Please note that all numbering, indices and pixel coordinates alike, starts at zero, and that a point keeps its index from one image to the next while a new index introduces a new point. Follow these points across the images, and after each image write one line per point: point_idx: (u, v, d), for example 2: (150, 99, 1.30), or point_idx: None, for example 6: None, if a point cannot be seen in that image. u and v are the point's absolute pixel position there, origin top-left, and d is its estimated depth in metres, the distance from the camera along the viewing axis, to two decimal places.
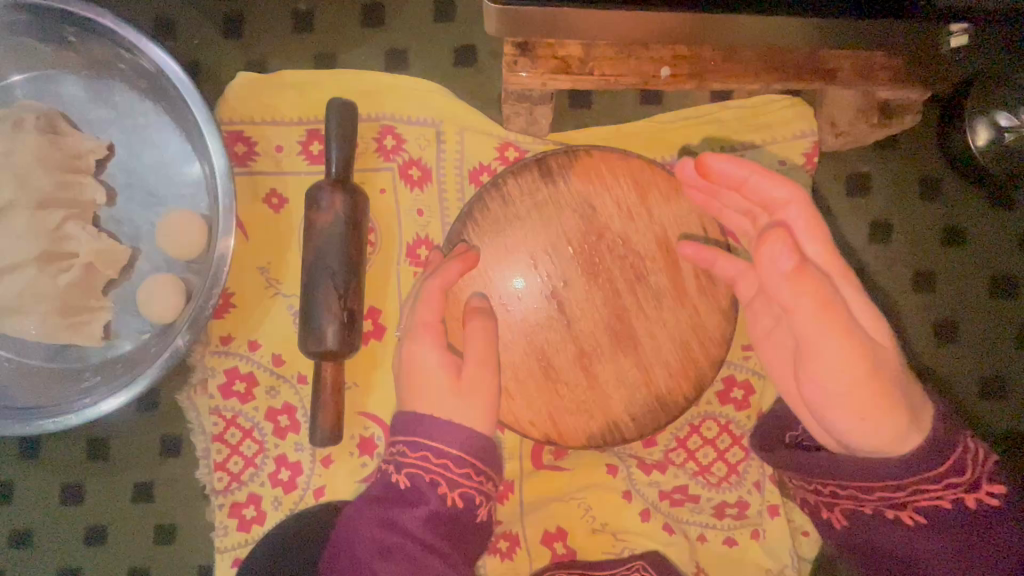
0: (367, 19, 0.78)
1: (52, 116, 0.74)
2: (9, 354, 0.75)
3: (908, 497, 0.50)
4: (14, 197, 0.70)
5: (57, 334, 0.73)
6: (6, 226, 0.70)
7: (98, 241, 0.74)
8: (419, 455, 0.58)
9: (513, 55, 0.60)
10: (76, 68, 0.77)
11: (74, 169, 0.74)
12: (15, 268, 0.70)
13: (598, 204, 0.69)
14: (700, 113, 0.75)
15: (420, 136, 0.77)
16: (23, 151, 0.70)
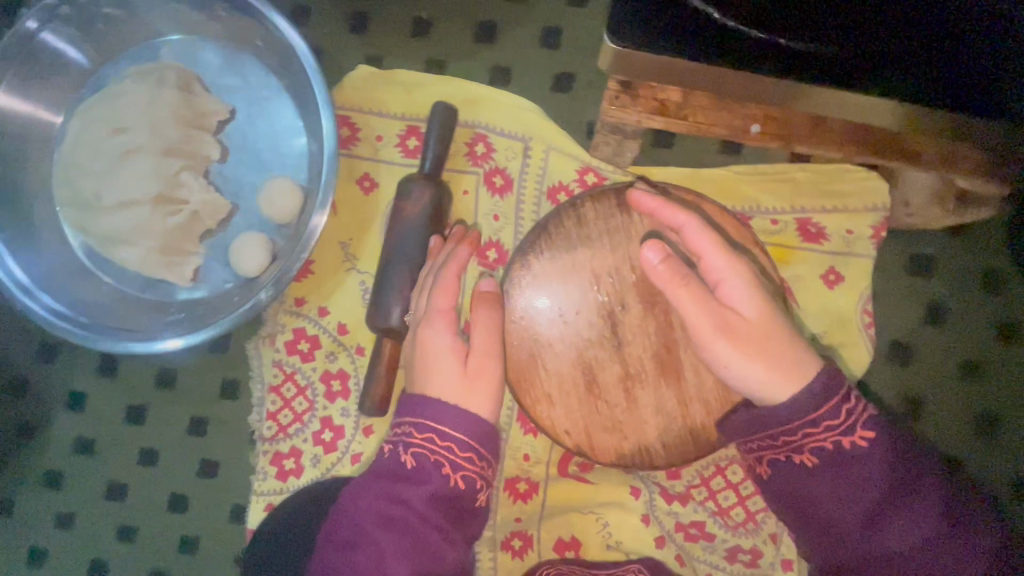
0: (480, 35, 0.84)
1: (189, 77, 0.84)
2: (111, 280, 0.84)
3: (803, 442, 0.57)
4: (146, 143, 0.80)
5: (155, 268, 0.82)
6: (133, 167, 0.79)
7: (206, 193, 0.82)
8: (424, 437, 0.61)
9: (615, 91, 0.64)
10: (217, 38, 0.86)
11: (198, 125, 0.83)
12: (133, 204, 0.80)
13: (666, 238, 0.73)
14: (776, 172, 0.79)
15: (509, 149, 0.83)
16: (161, 105, 0.81)
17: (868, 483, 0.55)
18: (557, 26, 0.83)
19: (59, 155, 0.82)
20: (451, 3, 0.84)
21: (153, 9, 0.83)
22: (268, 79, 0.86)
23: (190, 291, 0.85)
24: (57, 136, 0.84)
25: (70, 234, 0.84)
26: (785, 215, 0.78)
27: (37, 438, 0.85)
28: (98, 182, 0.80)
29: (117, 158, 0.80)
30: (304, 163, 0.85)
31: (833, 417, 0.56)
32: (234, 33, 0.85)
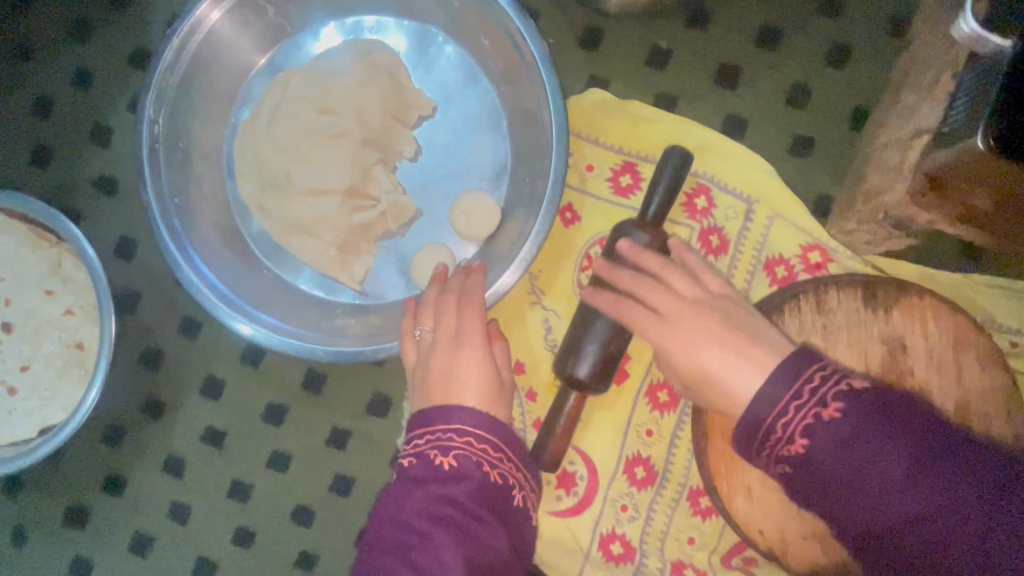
0: (719, 79, 0.77)
1: (398, 64, 0.77)
2: (276, 267, 0.79)
3: (793, 437, 0.51)
4: (347, 129, 0.74)
5: (327, 265, 0.76)
6: (330, 153, 0.74)
7: (397, 193, 0.75)
8: (465, 441, 0.57)
9: (919, 188, 0.59)
10: (434, 26, 0.78)
11: (400, 118, 0.76)
12: (322, 193, 0.74)
13: (910, 346, 0.66)
14: (1021, 289, 0.73)
15: (730, 208, 0.76)
16: (369, 91, 0.74)
17: (870, 463, 0.49)
18: (806, 85, 0.76)
19: (247, 126, 0.78)
20: (695, 38, 0.78)
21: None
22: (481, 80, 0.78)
23: (357, 295, 0.78)
24: (241, 104, 0.80)
25: (239, 210, 0.79)
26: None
27: (164, 417, 0.78)
28: (288, 161, 0.75)
29: (314, 139, 0.75)
30: (504, 179, 0.78)
31: (790, 411, 0.51)
32: (455, 23, 0.77)
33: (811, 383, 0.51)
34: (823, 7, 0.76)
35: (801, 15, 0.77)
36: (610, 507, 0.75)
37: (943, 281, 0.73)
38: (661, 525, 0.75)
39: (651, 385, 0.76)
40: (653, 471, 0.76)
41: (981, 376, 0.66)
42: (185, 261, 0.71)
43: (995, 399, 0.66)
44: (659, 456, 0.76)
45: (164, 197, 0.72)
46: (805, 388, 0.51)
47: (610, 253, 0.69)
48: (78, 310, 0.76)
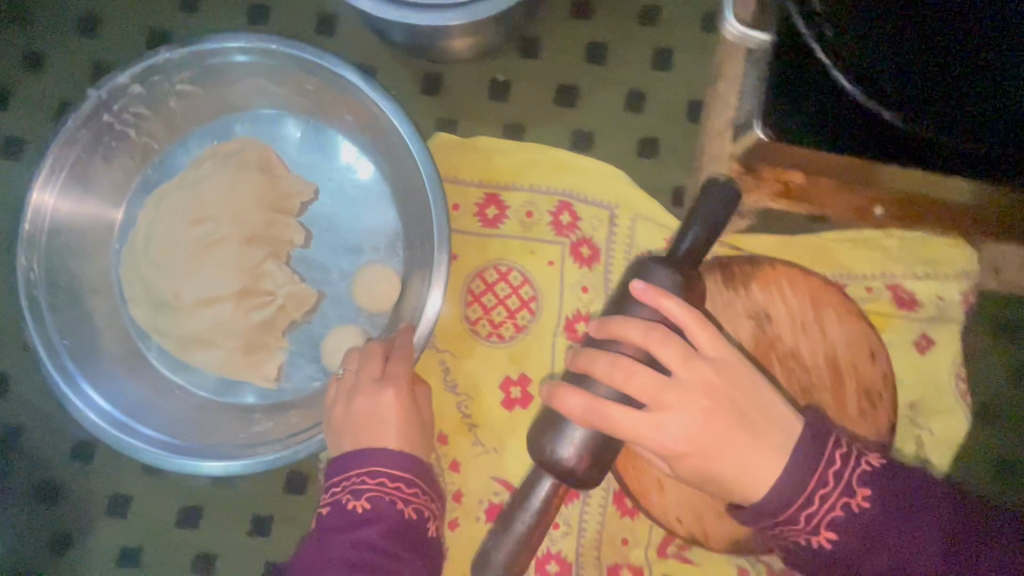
0: (560, 99, 0.81)
1: (271, 158, 0.79)
2: (189, 385, 0.77)
3: (796, 526, 0.53)
4: (226, 233, 0.75)
5: (237, 369, 0.76)
6: (217, 259, 0.75)
7: (296, 283, 0.76)
8: (381, 480, 0.58)
9: (739, 174, 0.63)
10: (301, 113, 0.81)
11: (280, 209, 0.78)
12: (215, 301, 0.75)
13: (773, 315, 0.71)
14: (866, 238, 0.78)
15: (594, 217, 0.79)
16: (245, 192, 0.76)
17: (921, 541, 0.52)
18: (640, 89, 0.81)
19: (127, 252, 0.78)
20: (530, 65, 0.81)
21: (233, 87, 0.79)
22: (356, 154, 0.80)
23: (273, 392, 0.77)
24: (120, 232, 0.79)
25: (138, 333, 0.78)
26: (878, 282, 0.78)
27: (71, 548, 0.75)
28: (176, 278, 0.75)
29: (200, 250, 0.75)
30: (399, 242, 0.79)
31: (820, 490, 0.52)
32: (321, 107, 0.79)
33: (835, 464, 0.52)
34: (640, 15, 0.81)
35: (622, 25, 0.81)
36: None
37: (798, 246, 0.78)
38: (593, 533, 0.77)
39: None
40: None
41: (842, 328, 0.71)
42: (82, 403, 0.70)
43: (858, 346, 0.71)
44: None
45: (52, 340, 0.71)
46: (829, 472, 0.52)
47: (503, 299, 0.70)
48: None
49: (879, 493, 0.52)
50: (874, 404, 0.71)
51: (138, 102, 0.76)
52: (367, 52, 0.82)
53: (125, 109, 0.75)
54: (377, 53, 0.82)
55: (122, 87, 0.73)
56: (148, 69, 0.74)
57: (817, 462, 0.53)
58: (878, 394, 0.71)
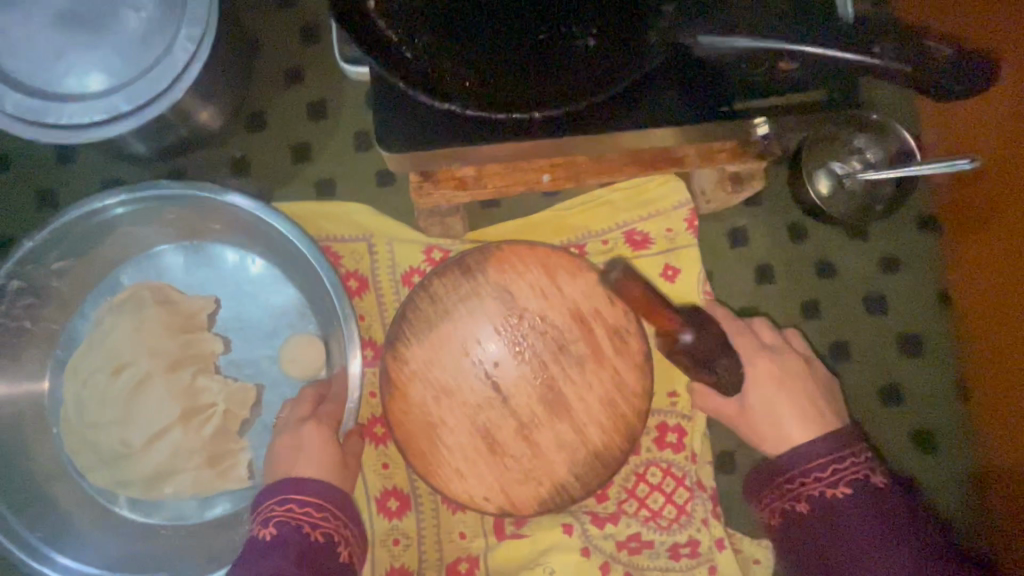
0: (296, 159, 0.89)
1: (163, 288, 0.83)
2: (165, 520, 0.78)
3: (806, 489, 0.60)
4: (150, 368, 0.77)
5: (209, 484, 0.78)
6: (149, 396, 0.77)
7: (229, 386, 0.80)
8: (286, 507, 0.62)
9: (418, 182, 0.71)
10: (173, 240, 0.86)
11: (192, 328, 0.82)
12: (161, 434, 0.76)
13: (515, 290, 0.78)
14: (590, 199, 0.87)
15: (354, 252, 0.87)
16: (149, 325, 0.79)
17: (890, 543, 0.56)
18: (364, 131, 0.90)
19: (67, 427, 0.78)
20: (262, 138, 0.89)
21: (103, 240, 0.82)
22: (232, 257, 0.87)
23: (252, 489, 0.80)
24: (53, 408, 0.81)
25: (106, 497, 0.78)
26: (612, 233, 0.87)
27: None
28: (117, 429, 0.76)
29: (128, 395, 0.76)
30: (297, 321, 0.85)
31: (821, 471, 0.60)
32: (181, 230, 0.85)
33: (836, 462, 0.60)
34: (344, 69, 0.91)
35: (332, 83, 0.91)
36: (382, 548, 0.80)
37: (533, 224, 0.86)
38: (432, 537, 0.81)
39: (366, 426, 0.83)
40: (404, 496, 0.82)
41: (577, 282, 0.79)
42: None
43: (595, 294, 0.79)
44: (402, 480, 0.82)
45: (24, 537, 0.72)
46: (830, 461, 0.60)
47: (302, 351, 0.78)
48: None
49: (864, 501, 0.58)
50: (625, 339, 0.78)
51: (24, 292, 0.78)
52: (110, 167, 0.88)
53: (13, 306, 0.77)
54: (120, 165, 0.88)
55: (1, 288, 0.75)
56: (22, 259, 0.76)
57: (836, 459, 0.60)
58: (625, 329, 0.78)
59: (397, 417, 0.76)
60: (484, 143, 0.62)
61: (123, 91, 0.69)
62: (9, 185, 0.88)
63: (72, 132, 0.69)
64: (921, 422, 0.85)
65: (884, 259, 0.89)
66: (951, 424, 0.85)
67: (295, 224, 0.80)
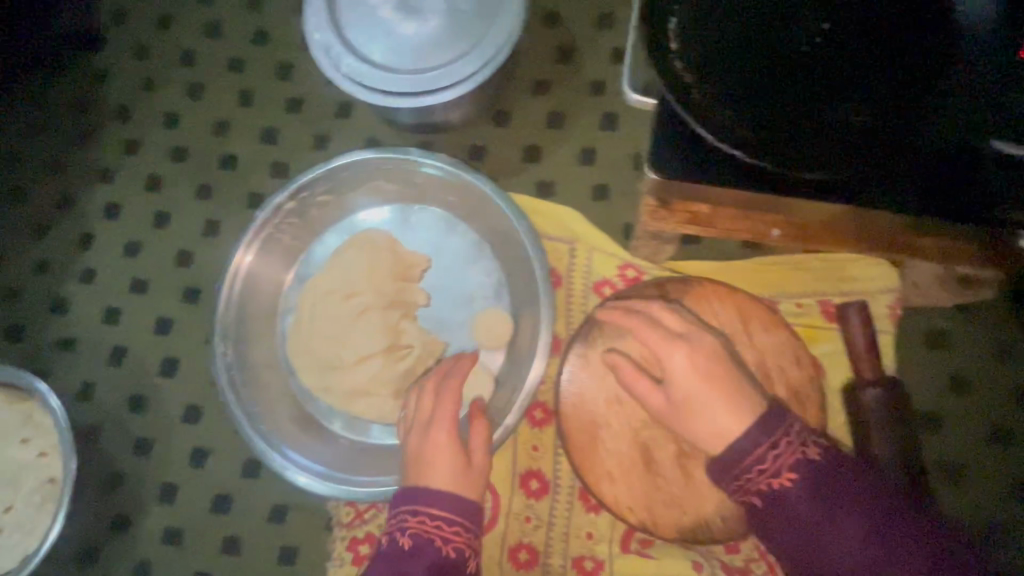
0: (526, 157, 0.99)
1: (390, 238, 0.95)
2: (346, 431, 0.91)
3: (753, 480, 0.68)
4: (369, 301, 0.90)
5: (389, 413, 0.89)
6: (364, 325, 0.89)
7: (425, 335, 0.91)
8: (419, 519, 0.69)
9: (654, 206, 0.77)
10: (409, 199, 0.98)
11: (407, 278, 0.93)
12: (365, 359, 0.89)
13: (706, 326, 0.82)
14: (792, 261, 0.90)
15: (558, 250, 0.95)
16: (379, 266, 0.92)
17: (895, 532, 0.65)
18: (592, 146, 0.98)
19: (293, 331, 0.93)
20: (502, 132, 1.01)
21: (357, 187, 0.96)
22: (452, 226, 0.96)
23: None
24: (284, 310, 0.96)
25: (305, 397, 0.92)
26: (807, 298, 0.88)
27: (128, 529, 0.91)
28: (333, 344, 0.89)
29: (348, 319, 0.90)
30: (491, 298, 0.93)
31: (762, 463, 0.68)
32: (417, 192, 0.97)
33: (768, 456, 0.68)
34: (589, 88, 1.00)
35: (575, 97, 1.00)
36: (516, 520, 0.86)
37: (731, 269, 0.90)
38: (562, 526, 0.86)
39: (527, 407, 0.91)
40: (545, 481, 0.88)
41: (768, 336, 0.81)
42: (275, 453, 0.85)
43: (783, 353, 0.81)
44: (547, 466, 0.88)
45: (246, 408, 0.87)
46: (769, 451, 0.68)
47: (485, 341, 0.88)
48: (47, 453, 0.89)
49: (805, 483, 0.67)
50: (803, 404, 0.79)
51: (291, 213, 0.94)
52: (373, 127, 1.04)
53: (282, 221, 0.94)
54: (381, 127, 1.04)
55: (279, 205, 0.92)
56: (299, 187, 0.92)
57: (765, 449, 0.68)
58: (806, 395, 0.80)
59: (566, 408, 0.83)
60: (737, 189, 0.68)
61: (434, 74, 0.83)
62: (294, 121, 1.05)
63: (388, 99, 0.84)
64: None
65: None
66: None
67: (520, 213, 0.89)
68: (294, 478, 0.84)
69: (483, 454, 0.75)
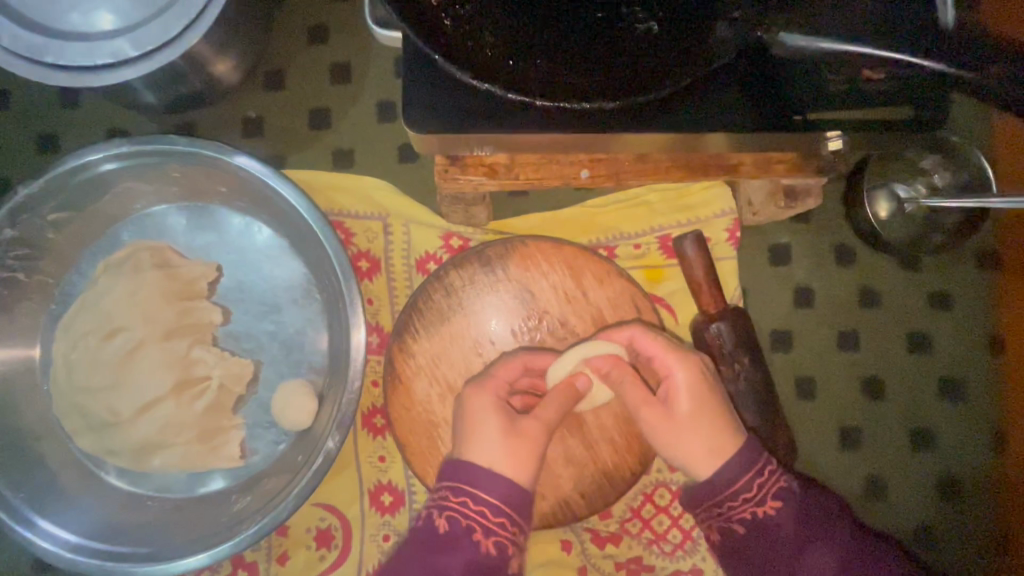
0: (313, 123, 0.83)
1: (162, 250, 0.78)
2: (152, 491, 0.76)
3: (734, 510, 0.60)
4: (142, 335, 0.73)
5: (198, 461, 0.74)
6: (141, 365, 0.73)
7: (226, 360, 0.76)
8: (460, 500, 0.59)
9: (444, 165, 0.65)
10: (176, 199, 0.81)
11: (191, 296, 0.77)
12: (152, 405, 0.73)
13: (536, 290, 0.73)
14: (627, 199, 0.81)
15: (368, 230, 0.80)
16: (147, 289, 0.74)
17: (804, 540, 0.58)
18: (388, 100, 0.84)
19: (55, 388, 0.75)
20: (278, 97, 0.83)
21: (101, 196, 0.77)
22: (238, 223, 0.81)
23: (242, 469, 0.77)
24: (44, 365, 0.78)
25: (94, 462, 0.76)
26: (646, 237, 0.81)
27: None
28: (105, 396, 0.72)
29: (119, 361, 0.72)
30: (301, 302, 0.80)
31: (748, 489, 0.59)
32: (188, 188, 0.80)
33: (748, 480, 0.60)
34: (373, 30, 0.84)
35: (359, 44, 0.84)
36: (372, 542, 0.77)
37: (563, 219, 0.80)
38: None
39: (365, 415, 0.80)
40: (399, 493, 0.78)
41: (603, 289, 0.73)
42: (54, 545, 0.69)
43: (622, 304, 0.73)
44: (398, 475, 0.78)
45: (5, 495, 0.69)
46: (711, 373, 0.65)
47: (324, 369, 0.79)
48: None
49: (790, 509, 0.59)
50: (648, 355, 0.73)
51: (17, 244, 0.74)
52: (114, 114, 0.82)
53: (4, 256, 0.73)
54: (124, 112, 0.82)
55: None
56: (14, 210, 0.71)
57: (746, 478, 0.60)
58: None
59: (397, 413, 0.72)
60: (530, 128, 0.55)
61: (126, 36, 0.62)
62: (7, 123, 0.82)
63: (75, 75, 0.62)
64: (948, 472, 0.80)
65: (933, 295, 0.82)
66: (980, 476, 0.80)
67: (306, 195, 0.73)
68: (85, 568, 0.68)
69: (537, 423, 0.62)
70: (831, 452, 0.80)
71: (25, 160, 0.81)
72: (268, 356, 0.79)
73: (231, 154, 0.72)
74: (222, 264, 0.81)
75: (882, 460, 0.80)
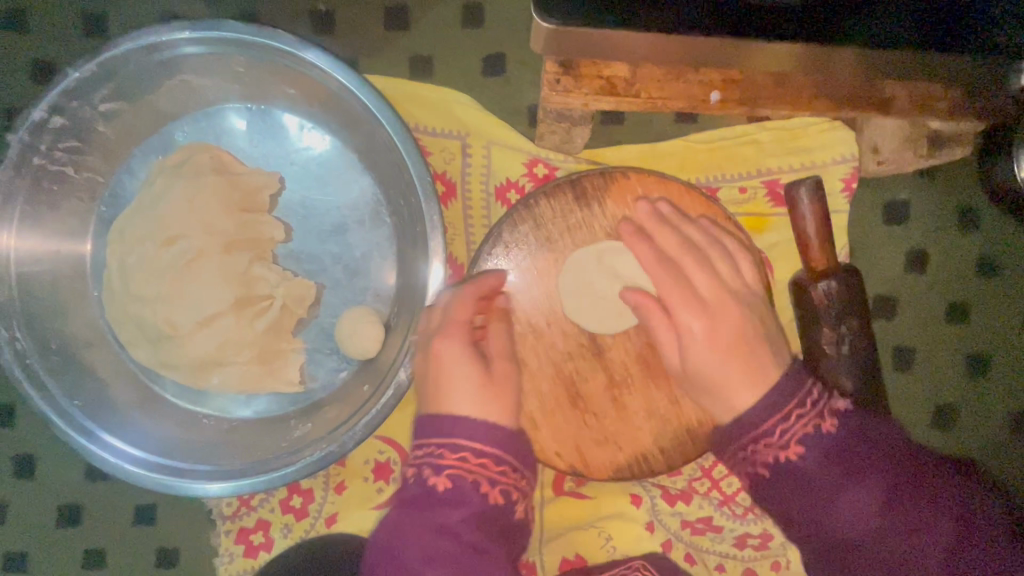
0: (390, 23, 0.74)
1: (222, 154, 0.71)
2: (208, 410, 0.73)
3: (759, 454, 0.56)
4: (202, 245, 0.68)
5: (256, 383, 0.71)
6: (200, 276, 0.67)
7: (288, 280, 0.71)
8: (458, 456, 0.55)
9: (554, 74, 0.57)
10: (236, 99, 0.73)
11: (251, 207, 0.71)
12: (212, 320, 0.68)
13: (633, 229, 0.66)
14: (734, 135, 0.73)
15: (445, 150, 0.73)
16: (206, 195, 0.68)
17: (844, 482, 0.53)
18: (476, 2, 0.74)
19: (109, 294, 0.70)
20: None
21: (154, 88, 0.70)
22: (303, 130, 0.74)
23: (301, 395, 0.73)
24: (95, 270, 0.72)
25: (147, 374, 0.72)
26: (752, 180, 0.73)
27: None
28: (161, 307, 0.67)
29: (175, 271, 0.67)
30: (368, 224, 0.74)
31: (772, 434, 0.56)
32: (251, 87, 0.72)
33: (781, 422, 0.56)
34: None
35: None
36: None
37: (661, 153, 0.72)
38: None
39: None
40: None
41: (707, 233, 0.66)
42: (110, 455, 0.66)
43: (725, 251, 0.66)
44: None
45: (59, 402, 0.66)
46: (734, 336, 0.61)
47: (393, 298, 0.74)
48: None
49: (819, 448, 0.54)
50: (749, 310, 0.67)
51: (65, 133, 0.67)
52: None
53: (53, 146, 0.67)
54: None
55: (42, 122, 0.65)
56: (64, 94, 0.65)
57: (778, 420, 0.56)
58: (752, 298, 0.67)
59: None
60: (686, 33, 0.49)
61: None
62: None
63: None
64: None
65: None
66: None
67: (386, 102, 0.66)
68: (143, 480, 0.65)
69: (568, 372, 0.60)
70: (921, 429, 0.75)
71: (68, 43, 0.73)
72: (331, 281, 0.74)
73: (304, 49, 0.65)
74: (284, 176, 0.74)
75: (974, 441, 0.75)
